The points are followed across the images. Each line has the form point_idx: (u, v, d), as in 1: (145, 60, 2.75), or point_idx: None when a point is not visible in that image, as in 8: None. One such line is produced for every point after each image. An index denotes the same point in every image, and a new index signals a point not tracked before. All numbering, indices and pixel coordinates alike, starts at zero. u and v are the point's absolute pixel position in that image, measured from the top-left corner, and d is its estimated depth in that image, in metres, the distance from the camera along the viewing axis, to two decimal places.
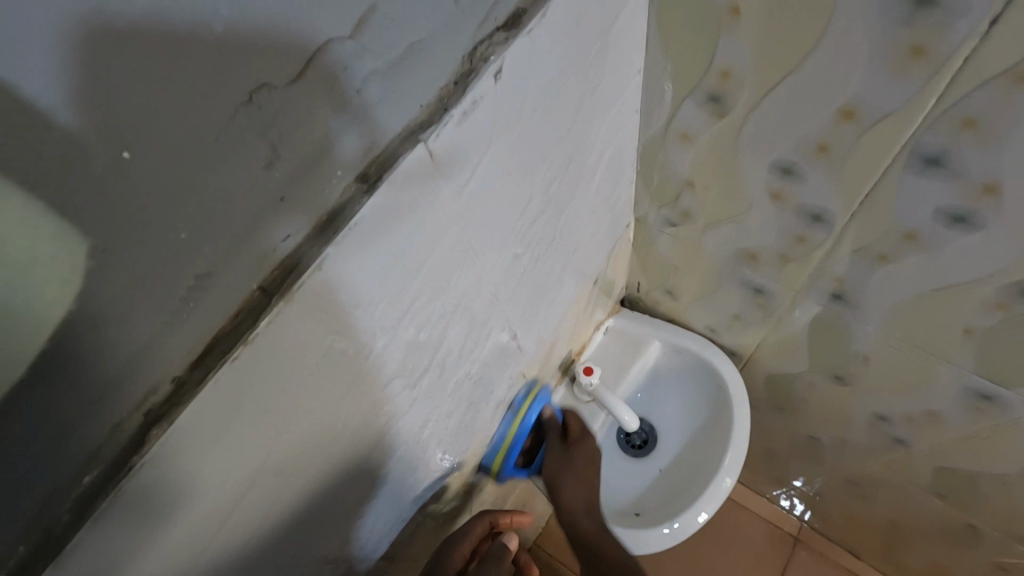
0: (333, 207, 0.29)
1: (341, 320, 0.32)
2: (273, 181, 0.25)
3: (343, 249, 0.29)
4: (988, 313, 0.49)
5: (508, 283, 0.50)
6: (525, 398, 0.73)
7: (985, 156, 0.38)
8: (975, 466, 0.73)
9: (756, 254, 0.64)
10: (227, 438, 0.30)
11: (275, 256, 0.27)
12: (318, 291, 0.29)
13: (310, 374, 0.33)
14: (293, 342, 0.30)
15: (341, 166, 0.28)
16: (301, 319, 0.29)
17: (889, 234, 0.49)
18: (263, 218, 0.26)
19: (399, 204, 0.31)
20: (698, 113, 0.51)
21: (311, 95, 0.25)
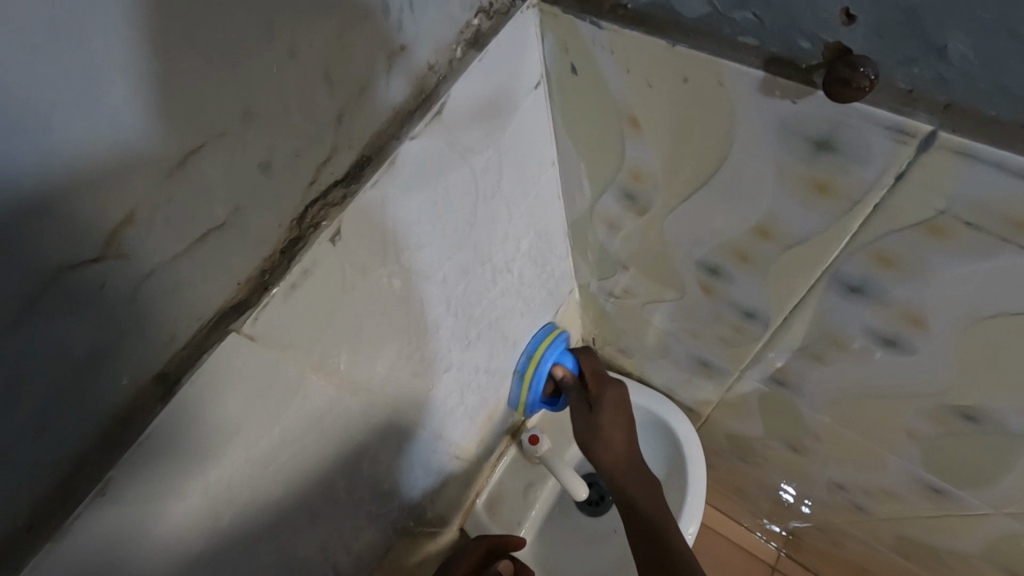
0: (122, 410, 0.26)
1: (160, 502, 0.29)
2: (23, 419, 0.22)
3: (135, 453, 0.26)
4: (930, 424, 0.46)
5: (412, 394, 0.46)
6: (537, 344, 0.66)
7: (906, 292, 0.34)
8: (936, 542, 0.69)
9: (697, 333, 0.60)
10: None
11: (45, 486, 0.24)
12: (109, 497, 0.26)
13: (137, 557, 0.30)
14: (87, 551, 0.27)
15: (129, 371, 0.25)
16: (92, 533, 0.27)
17: (823, 340, 0.45)
18: (17, 455, 0.23)
19: (214, 382, 0.28)
20: (618, 207, 0.46)
21: (52, 326, 0.21)
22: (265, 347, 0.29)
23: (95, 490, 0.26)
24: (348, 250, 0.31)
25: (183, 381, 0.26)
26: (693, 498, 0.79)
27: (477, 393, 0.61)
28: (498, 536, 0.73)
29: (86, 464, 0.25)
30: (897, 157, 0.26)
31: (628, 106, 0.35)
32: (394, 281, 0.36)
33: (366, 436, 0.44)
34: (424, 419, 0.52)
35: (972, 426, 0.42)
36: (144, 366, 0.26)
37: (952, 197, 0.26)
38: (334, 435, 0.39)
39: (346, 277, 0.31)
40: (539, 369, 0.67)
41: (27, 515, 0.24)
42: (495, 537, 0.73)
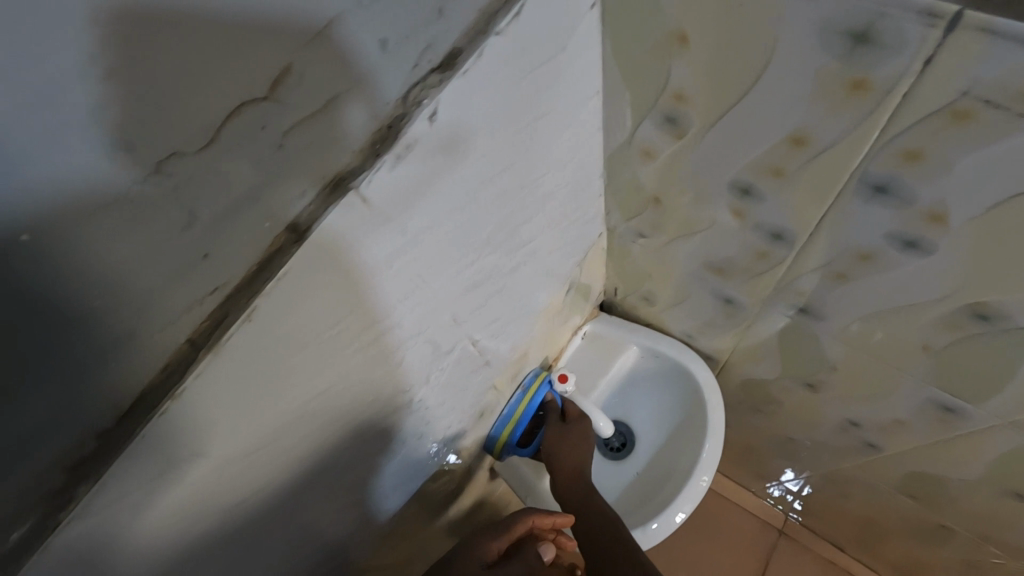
0: (265, 251, 0.30)
1: (285, 351, 0.33)
2: (197, 236, 0.26)
3: (276, 288, 0.30)
4: (942, 332, 0.50)
5: (466, 304, 0.50)
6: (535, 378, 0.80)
7: (929, 187, 0.38)
8: (942, 472, 0.74)
9: (723, 267, 0.64)
10: (164, 461, 0.30)
11: (200, 311, 0.29)
12: (251, 329, 0.30)
13: (265, 401, 0.34)
14: (229, 380, 0.31)
15: (269, 216, 0.29)
16: (233, 366, 0.30)
17: (846, 253, 0.49)
18: (190, 268, 0.27)
19: (332, 238, 0.31)
20: (657, 132, 0.50)
21: (227, 158, 0.26)
22: (369, 213, 0.33)
23: (245, 316, 0.29)
24: (439, 135, 0.34)
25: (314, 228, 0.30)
26: (709, 445, 0.83)
27: (517, 323, 0.65)
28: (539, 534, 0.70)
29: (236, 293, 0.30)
30: (927, 42, 0.30)
31: (678, 21, 0.39)
32: (464, 179, 0.39)
33: (428, 337, 0.47)
34: (472, 337, 0.55)
35: (981, 327, 0.46)
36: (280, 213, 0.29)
37: (974, 76, 0.30)
38: (405, 327, 0.43)
39: (433, 161, 0.35)
40: (534, 398, 0.79)
41: (189, 334, 0.28)
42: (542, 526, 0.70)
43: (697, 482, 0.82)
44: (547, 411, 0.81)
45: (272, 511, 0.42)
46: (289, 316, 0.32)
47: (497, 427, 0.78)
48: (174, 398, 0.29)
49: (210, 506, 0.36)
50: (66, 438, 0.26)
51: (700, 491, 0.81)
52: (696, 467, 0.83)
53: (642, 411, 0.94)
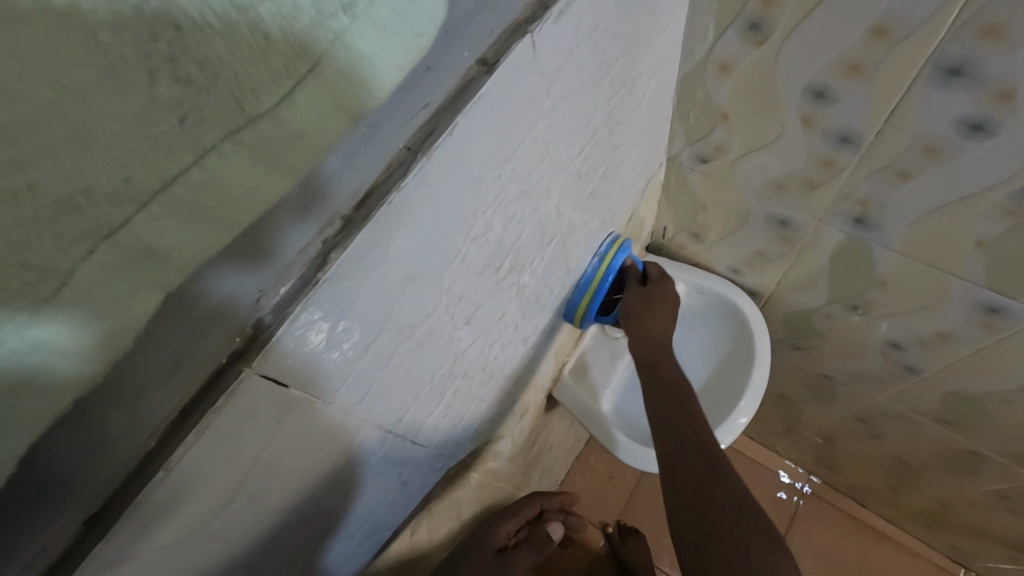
0: (463, 77, 0.33)
1: (465, 183, 0.38)
2: (433, 50, 0.30)
3: (473, 110, 0.34)
4: (999, 222, 0.55)
5: (568, 195, 0.55)
6: (610, 245, 0.77)
7: (1002, 63, 0.43)
8: (980, 387, 0.79)
9: (783, 185, 0.69)
10: (373, 264, 0.33)
11: (418, 119, 0.32)
12: (453, 142, 0.34)
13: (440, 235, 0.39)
14: (430, 193, 0.34)
15: (470, 45, 0.33)
16: (436, 176, 0.34)
17: (912, 148, 0.54)
18: (419, 79, 0.30)
19: (511, 79, 0.36)
20: (738, 41, 0.55)
21: None
22: (534, 62, 0.37)
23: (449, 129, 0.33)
24: (586, 3, 0.39)
25: (501, 62, 0.34)
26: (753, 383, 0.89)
27: (589, 239, 0.70)
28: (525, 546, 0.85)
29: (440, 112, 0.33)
30: None
31: None
32: (592, 58, 0.44)
33: (538, 221, 0.52)
34: (562, 236, 0.60)
35: None
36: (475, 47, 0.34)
37: None
38: (527, 203, 0.48)
39: (578, 29, 0.40)
40: (616, 256, 0.77)
41: (407, 140, 0.32)
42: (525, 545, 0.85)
43: (736, 421, 0.89)
44: (626, 274, 0.84)
45: (414, 363, 0.46)
46: (474, 143, 0.36)
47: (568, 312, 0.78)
48: (395, 193, 0.32)
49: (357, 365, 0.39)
50: (315, 224, 0.30)
51: (739, 427, 0.88)
52: (737, 408, 0.89)
53: (684, 347, 0.99)
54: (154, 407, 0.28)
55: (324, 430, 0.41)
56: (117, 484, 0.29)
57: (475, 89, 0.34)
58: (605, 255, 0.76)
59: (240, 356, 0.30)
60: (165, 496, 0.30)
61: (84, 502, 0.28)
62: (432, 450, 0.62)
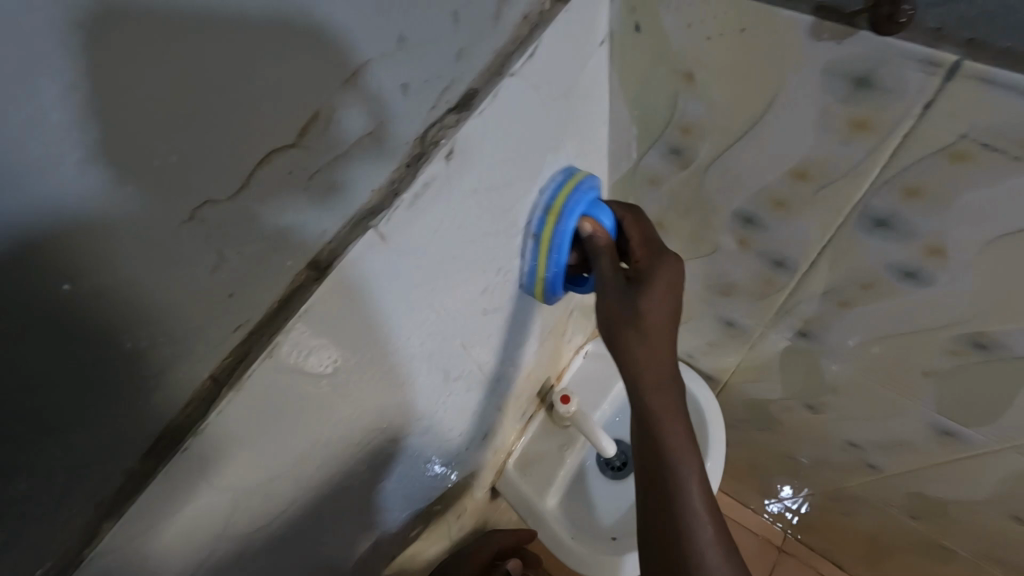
0: (286, 284, 0.30)
1: (312, 377, 0.34)
2: (225, 276, 0.27)
3: (302, 319, 0.31)
4: (944, 358, 0.50)
5: (475, 330, 0.51)
6: (546, 215, 0.48)
7: (930, 222, 0.39)
8: (944, 493, 0.74)
9: (726, 291, 0.65)
10: (186, 489, 0.31)
11: (229, 341, 0.29)
12: (277, 357, 0.31)
13: (288, 428, 0.35)
14: (256, 404, 0.31)
15: (294, 254, 0.30)
16: (262, 391, 0.31)
17: (849, 281, 0.49)
18: (216, 307, 0.27)
19: (352, 271, 0.32)
20: (662, 162, 0.52)
21: (259, 202, 0.26)
22: (386, 246, 0.33)
23: (270, 348, 0.30)
24: (455, 171, 0.35)
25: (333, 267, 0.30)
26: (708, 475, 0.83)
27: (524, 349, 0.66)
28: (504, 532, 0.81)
29: (261, 328, 0.30)
30: (927, 88, 0.32)
31: (686, 60, 0.40)
32: (478, 214, 0.40)
33: (437, 364, 0.49)
34: (478, 363, 0.56)
35: (983, 355, 0.47)
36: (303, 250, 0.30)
37: (973, 121, 0.32)
38: (416, 356, 0.44)
39: (450, 196, 0.36)
40: (563, 223, 0.47)
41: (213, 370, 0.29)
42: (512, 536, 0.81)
43: None
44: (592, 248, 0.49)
45: (286, 525, 0.43)
46: (314, 346, 0.33)
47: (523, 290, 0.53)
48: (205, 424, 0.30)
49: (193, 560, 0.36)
50: (88, 488, 0.27)
51: None
52: None
53: None
54: None
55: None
56: None
57: (306, 297, 0.30)
58: (551, 210, 0.47)
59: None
60: None
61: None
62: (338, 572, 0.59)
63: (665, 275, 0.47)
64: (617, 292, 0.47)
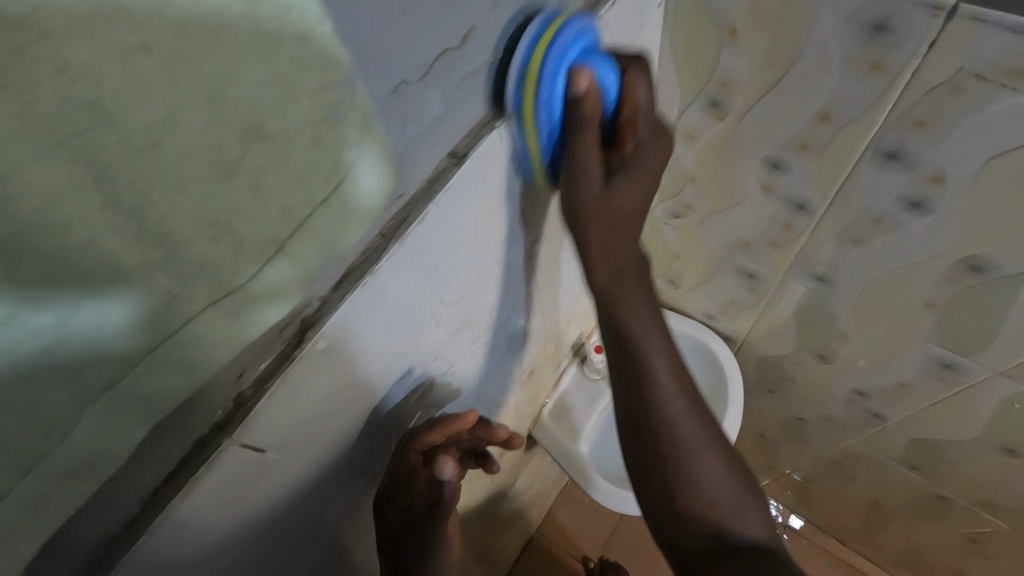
0: (436, 166, 0.38)
1: (438, 255, 0.42)
2: (404, 147, 0.34)
3: (443, 197, 0.39)
4: (945, 285, 0.58)
5: (538, 255, 0.60)
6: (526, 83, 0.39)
7: (934, 151, 0.47)
8: (944, 435, 0.81)
9: (747, 242, 0.73)
10: (353, 334, 0.39)
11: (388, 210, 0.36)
12: (425, 225, 0.39)
13: (416, 302, 0.43)
14: (406, 266, 0.39)
15: (441, 143, 0.38)
16: (404, 259, 0.38)
17: (862, 217, 0.57)
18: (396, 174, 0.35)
19: (477, 164, 0.41)
20: (700, 116, 0.60)
21: (431, 89, 0.34)
22: (501, 149, 0.42)
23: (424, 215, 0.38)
24: None
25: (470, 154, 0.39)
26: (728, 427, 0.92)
27: (563, 289, 0.75)
28: (454, 417, 0.57)
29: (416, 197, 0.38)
30: (932, 29, 0.40)
31: (731, 18, 0.49)
32: None
33: (508, 279, 0.57)
34: (532, 291, 0.65)
35: (978, 278, 0.55)
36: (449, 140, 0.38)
37: (969, 54, 0.40)
38: (497, 265, 0.53)
39: None
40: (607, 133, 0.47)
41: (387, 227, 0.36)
42: (449, 421, 0.56)
43: None
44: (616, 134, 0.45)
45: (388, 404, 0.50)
46: (441, 227, 0.40)
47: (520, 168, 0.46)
48: (370, 274, 0.37)
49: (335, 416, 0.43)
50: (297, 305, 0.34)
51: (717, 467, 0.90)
52: None
53: None
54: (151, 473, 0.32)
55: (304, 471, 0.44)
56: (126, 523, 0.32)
57: (445, 179, 0.38)
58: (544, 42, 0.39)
59: (220, 428, 0.34)
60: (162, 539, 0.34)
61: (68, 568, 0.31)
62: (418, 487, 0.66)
63: (646, 158, 0.45)
64: (596, 197, 0.44)
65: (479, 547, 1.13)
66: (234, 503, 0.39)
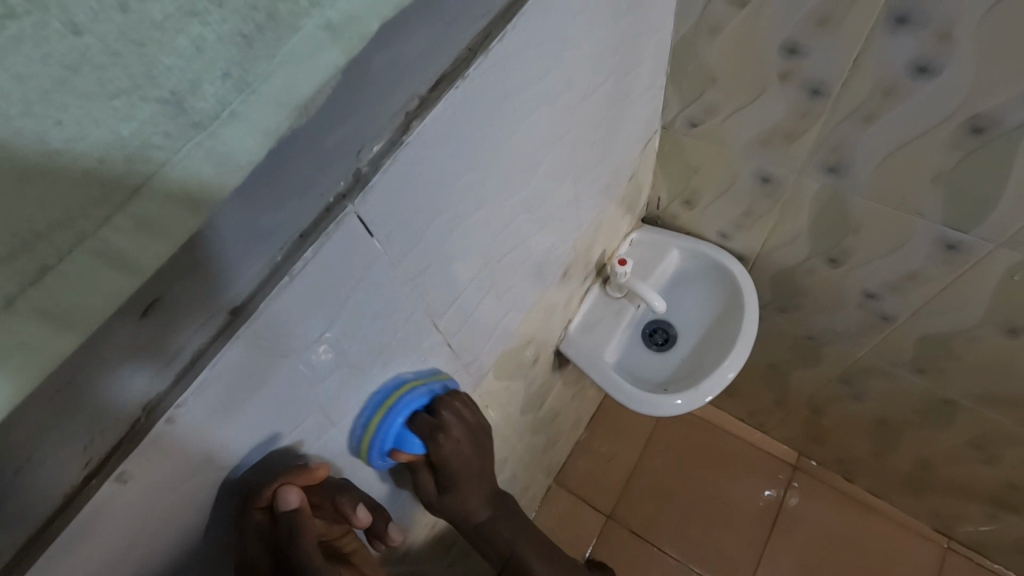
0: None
1: (514, 94, 0.46)
2: None
3: (523, 20, 0.42)
4: (949, 153, 0.63)
5: (585, 133, 0.63)
6: (530, 317, 0.76)
7: (941, 5, 0.52)
8: (949, 326, 0.87)
9: (765, 141, 0.78)
10: (442, 151, 0.42)
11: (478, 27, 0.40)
12: (506, 48, 0.42)
13: (490, 142, 0.47)
14: (488, 88, 0.42)
15: None
16: (490, 76, 0.42)
17: (875, 91, 0.63)
18: None
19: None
20: (725, 7, 0.65)
21: None
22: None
23: (504, 33, 0.41)
24: None
25: None
26: (742, 342, 0.95)
27: (597, 188, 0.77)
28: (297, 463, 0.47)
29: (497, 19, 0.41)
30: None
31: None
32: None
33: (559, 152, 0.60)
34: (576, 177, 0.68)
35: (981, 139, 0.60)
36: None
37: None
38: (554, 129, 0.56)
39: None
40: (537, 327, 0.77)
41: (470, 42, 0.40)
42: (295, 469, 0.47)
43: (724, 373, 0.94)
44: None
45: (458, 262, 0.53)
46: (523, 56, 0.44)
47: (503, 374, 0.78)
48: (463, 80, 0.40)
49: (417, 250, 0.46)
50: (399, 101, 0.38)
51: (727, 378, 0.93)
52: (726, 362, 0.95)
53: (681, 312, 1.06)
54: (277, 236, 0.35)
55: (391, 294, 0.47)
56: (256, 284, 0.35)
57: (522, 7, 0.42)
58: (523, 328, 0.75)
59: (343, 196, 0.37)
60: (283, 312, 0.37)
61: (200, 315, 0.33)
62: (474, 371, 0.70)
63: None
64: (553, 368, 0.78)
65: (508, 475, 1.17)
66: (329, 310, 0.41)
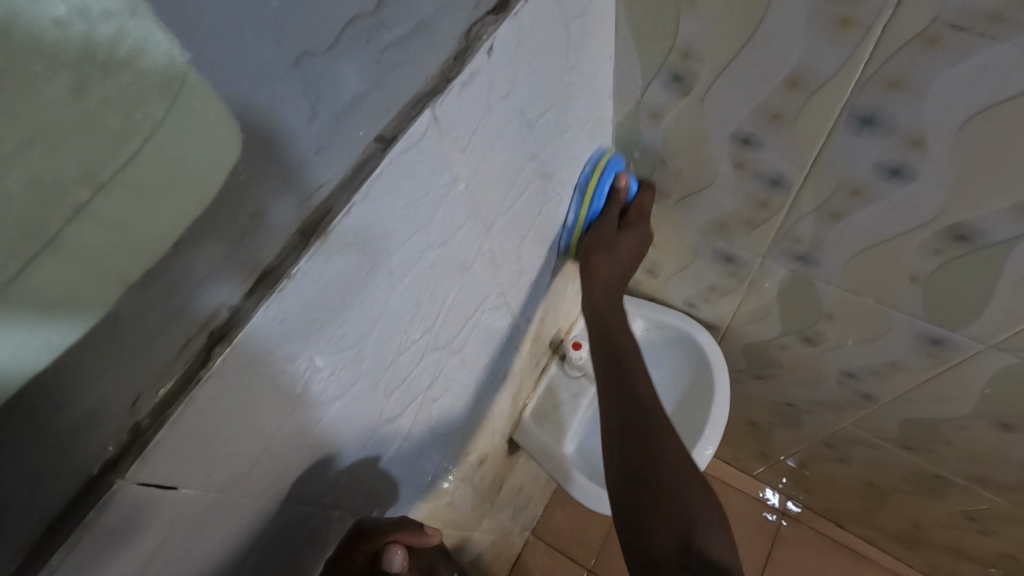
0: (358, 154, 0.34)
1: (378, 257, 0.38)
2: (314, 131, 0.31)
3: (372, 185, 0.34)
4: (929, 258, 0.55)
5: (502, 249, 0.55)
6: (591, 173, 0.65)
7: (912, 111, 0.44)
8: (936, 413, 0.78)
9: (724, 224, 0.69)
10: (269, 352, 0.33)
11: (314, 200, 0.33)
12: (351, 223, 0.34)
13: (354, 313, 0.39)
14: (331, 269, 0.34)
15: (363, 127, 0.34)
16: (337, 256, 0.34)
17: (840, 189, 0.54)
18: (306, 164, 0.32)
19: (422, 147, 0.36)
20: (664, 94, 0.56)
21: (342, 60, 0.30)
22: (440, 131, 0.36)
23: (344, 211, 0.33)
24: (504, 62, 0.39)
25: (399, 138, 0.34)
26: (716, 420, 0.87)
27: (534, 285, 0.69)
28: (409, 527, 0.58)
29: (342, 186, 0.34)
30: None
31: None
32: (515, 112, 0.44)
33: (468, 279, 0.52)
34: (498, 291, 0.60)
35: (963, 245, 0.52)
36: (374, 123, 0.34)
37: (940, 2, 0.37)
38: (455, 262, 0.48)
39: (495, 84, 0.39)
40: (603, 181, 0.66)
41: (299, 225, 0.32)
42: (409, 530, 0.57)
43: (702, 452, 0.86)
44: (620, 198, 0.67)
45: (334, 433, 0.45)
46: (383, 216, 0.36)
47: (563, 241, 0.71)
48: (289, 275, 0.32)
49: (262, 452, 0.39)
50: (196, 321, 0.30)
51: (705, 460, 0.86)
52: (701, 439, 0.87)
53: None
54: (25, 521, 0.28)
55: (237, 501, 0.39)
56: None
57: (373, 166, 0.34)
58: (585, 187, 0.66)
59: (117, 459, 0.29)
60: None
61: None
62: (388, 498, 0.63)
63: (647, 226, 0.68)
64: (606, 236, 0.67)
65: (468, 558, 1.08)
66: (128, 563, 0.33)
